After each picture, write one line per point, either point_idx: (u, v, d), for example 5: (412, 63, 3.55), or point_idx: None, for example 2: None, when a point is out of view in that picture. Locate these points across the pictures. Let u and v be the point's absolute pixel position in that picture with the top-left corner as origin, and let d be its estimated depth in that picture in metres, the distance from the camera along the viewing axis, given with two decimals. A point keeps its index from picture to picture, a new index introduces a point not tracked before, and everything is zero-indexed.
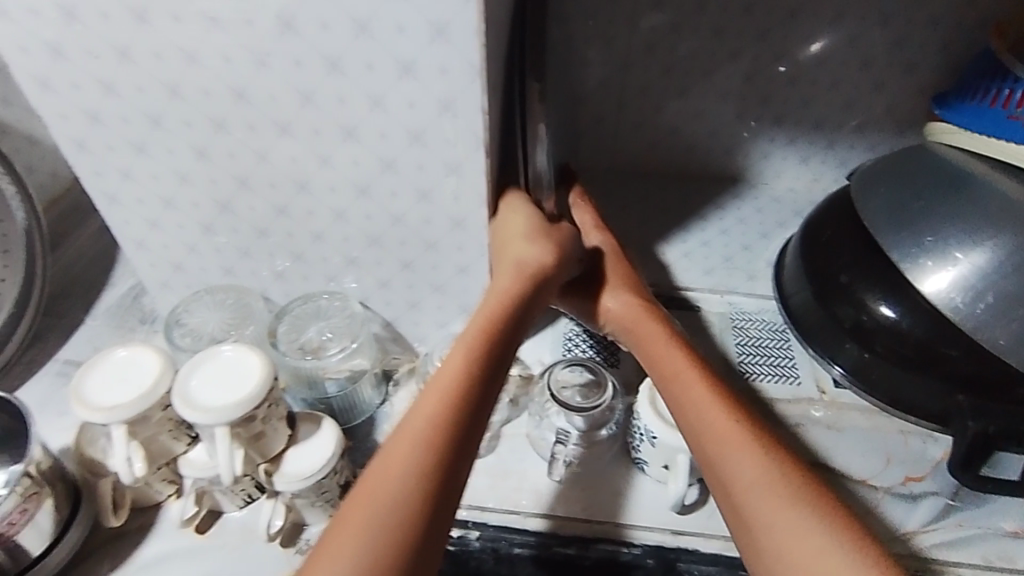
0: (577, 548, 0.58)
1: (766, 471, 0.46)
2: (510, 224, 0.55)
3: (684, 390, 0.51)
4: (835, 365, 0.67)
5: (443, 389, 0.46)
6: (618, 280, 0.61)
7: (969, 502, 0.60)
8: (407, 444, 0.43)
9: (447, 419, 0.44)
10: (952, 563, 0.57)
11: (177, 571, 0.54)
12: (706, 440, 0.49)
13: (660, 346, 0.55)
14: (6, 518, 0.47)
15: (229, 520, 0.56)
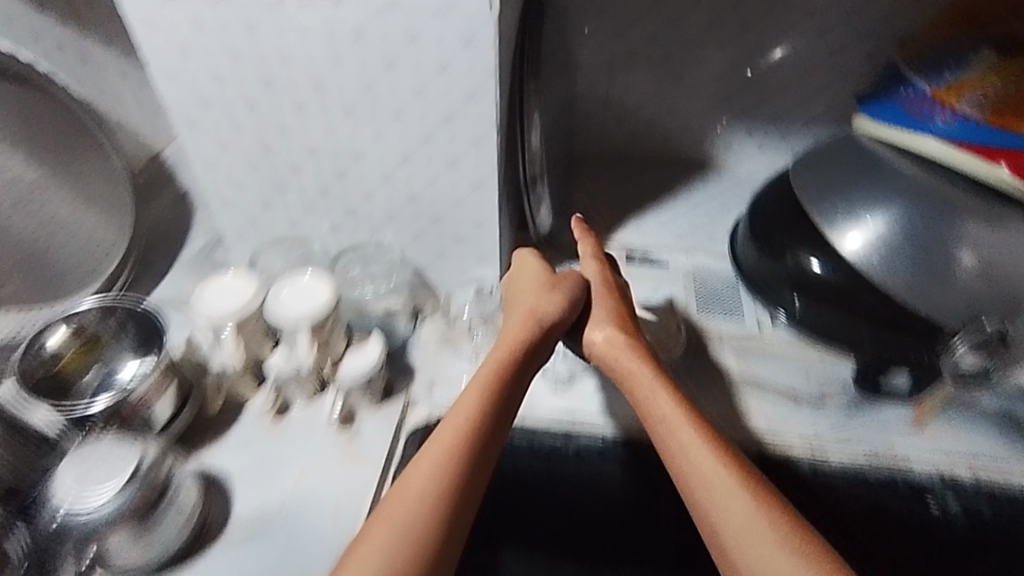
0: (563, 439, 0.75)
1: (736, 489, 0.52)
2: (518, 286, 0.73)
3: (668, 428, 0.58)
4: (779, 309, 0.84)
5: (461, 421, 0.56)
6: (603, 315, 0.70)
7: (867, 408, 0.76)
8: (424, 468, 0.53)
9: (462, 443, 0.55)
10: (843, 451, 0.72)
11: (257, 445, 0.70)
12: (682, 468, 0.55)
13: (647, 384, 0.62)
14: (151, 385, 0.64)
15: (295, 414, 0.72)
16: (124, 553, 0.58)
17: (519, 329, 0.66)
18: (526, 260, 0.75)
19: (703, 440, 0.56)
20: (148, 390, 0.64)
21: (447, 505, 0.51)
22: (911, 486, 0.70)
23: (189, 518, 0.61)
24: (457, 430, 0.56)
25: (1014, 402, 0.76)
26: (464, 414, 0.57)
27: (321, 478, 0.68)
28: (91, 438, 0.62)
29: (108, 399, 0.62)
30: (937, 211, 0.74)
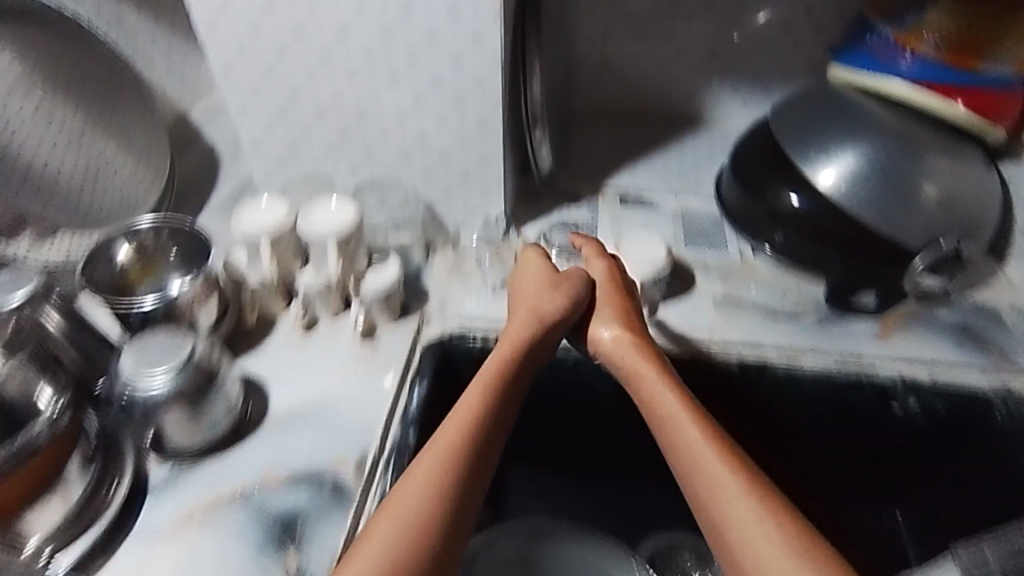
0: (563, 349, 0.82)
1: (742, 495, 0.54)
2: (521, 288, 0.75)
3: (677, 433, 0.60)
4: (765, 242, 0.90)
5: (462, 429, 0.59)
6: (609, 316, 0.72)
7: (834, 322, 0.83)
8: (426, 470, 0.56)
9: (463, 447, 0.58)
10: (813, 358, 0.79)
11: (287, 351, 0.79)
12: (690, 475, 0.57)
13: (654, 388, 0.64)
14: (197, 294, 0.72)
15: (322, 327, 0.81)
16: (177, 432, 0.67)
17: (521, 335, 0.69)
18: (529, 262, 0.77)
19: (709, 446, 0.58)
20: (195, 297, 0.72)
21: (449, 512, 0.54)
22: (877, 392, 0.78)
23: (233, 412, 0.70)
24: (461, 432, 0.59)
25: (968, 314, 0.83)
26: (467, 420, 0.60)
27: (348, 380, 0.76)
28: (150, 331, 0.67)
29: (154, 301, 0.70)
30: (896, 156, 0.82)
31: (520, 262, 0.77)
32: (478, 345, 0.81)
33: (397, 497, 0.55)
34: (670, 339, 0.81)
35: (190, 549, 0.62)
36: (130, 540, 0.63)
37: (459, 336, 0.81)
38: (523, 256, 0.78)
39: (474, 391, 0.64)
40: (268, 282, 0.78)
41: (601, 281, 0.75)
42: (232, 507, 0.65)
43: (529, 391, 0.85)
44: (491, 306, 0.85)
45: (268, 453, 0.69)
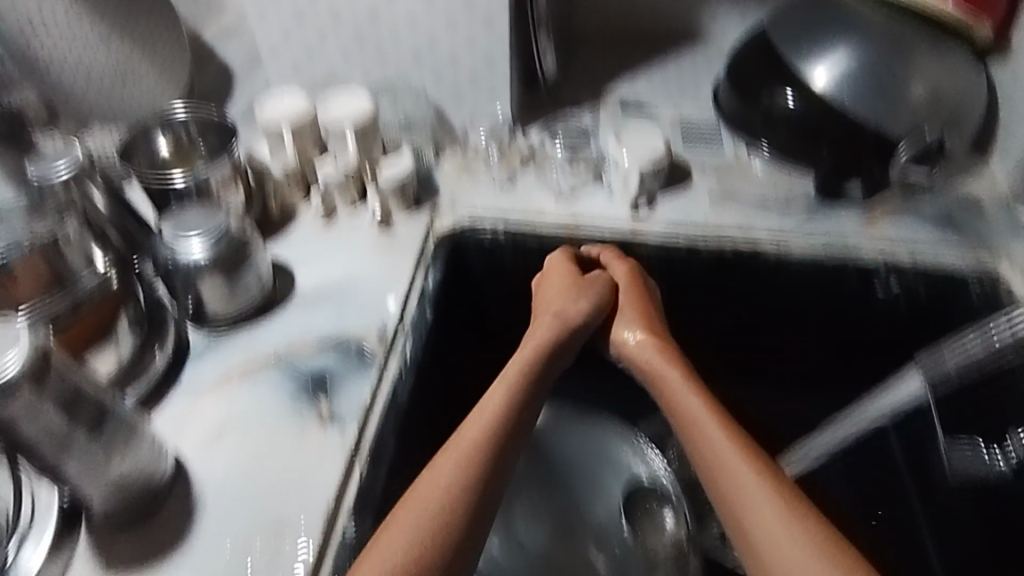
0: (567, 237, 0.86)
1: (761, 485, 0.58)
2: (544, 296, 0.79)
3: (701, 430, 0.63)
4: (764, 141, 0.92)
5: (487, 419, 0.63)
6: (632, 323, 0.75)
7: (822, 210, 0.88)
8: (453, 457, 0.59)
9: (490, 439, 0.61)
10: (802, 241, 0.84)
11: (309, 238, 0.84)
12: (712, 463, 0.61)
13: (677, 388, 0.68)
14: (224, 177, 0.77)
15: (342, 216, 0.86)
16: (216, 302, 0.73)
17: (546, 337, 0.72)
18: (554, 264, 0.80)
19: (730, 442, 0.61)
20: (221, 180, 0.77)
21: (472, 494, 0.57)
22: (859, 273, 0.83)
23: (262, 281, 0.76)
24: (488, 418, 0.63)
25: (950, 203, 0.87)
26: (493, 408, 0.64)
27: (367, 266, 0.81)
28: (188, 206, 0.72)
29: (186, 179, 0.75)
30: (889, 65, 0.83)
31: (547, 264, 0.81)
32: (486, 235, 0.87)
33: (424, 481, 0.58)
34: (665, 226, 0.86)
35: (231, 402, 0.68)
36: (176, 395, 0.69)
37: (470, 228, 0.87)
38: (550, 257, 0.82)
39: (500, 383, 0.67)
40: (290, 169, 0.84)
41: (623, 282, 0.79)
42: (267, 369, 0.71)
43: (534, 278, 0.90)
44: (498, 199, 0.90)
45: (297, 326, 0.75)
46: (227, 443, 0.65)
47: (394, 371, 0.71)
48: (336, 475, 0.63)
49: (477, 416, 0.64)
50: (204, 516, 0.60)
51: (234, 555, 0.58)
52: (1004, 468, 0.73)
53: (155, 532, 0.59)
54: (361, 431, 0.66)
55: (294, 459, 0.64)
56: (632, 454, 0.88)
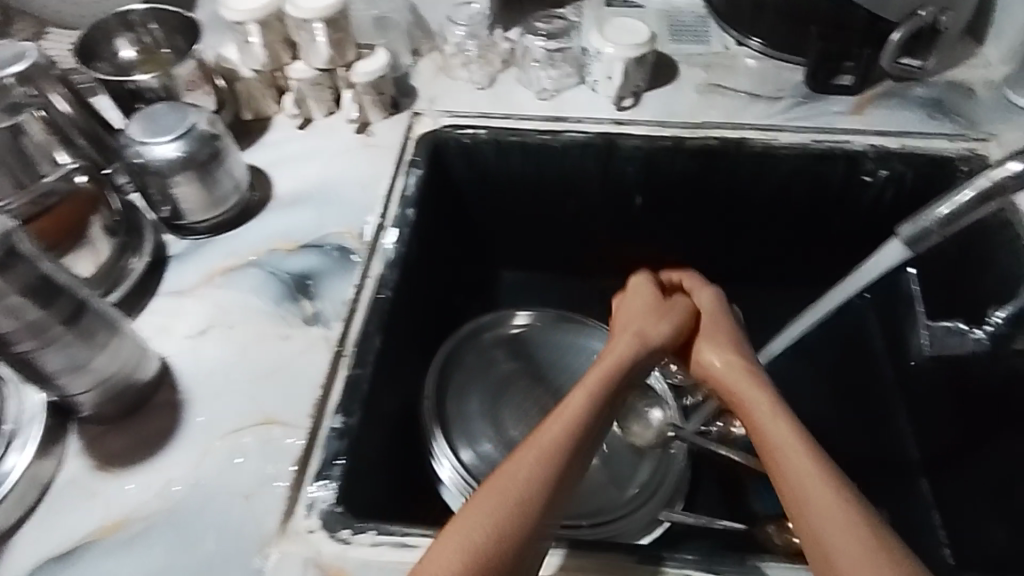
0: (550, 136, 0.84)
1: (860, 544, 0.46)
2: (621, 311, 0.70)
3: (787, 467, 0.52)
4: (754, 37, 0.90)
5: (559, 453, 0.54)
6: (720, 340, 0.66)
7: (811, 99, 0.86)
8: (489, 499, 0.50)
9: (540, 481, 0.52)
10: (789, 132, 0.82)
11: (288, 144, 0.82)
12: (800, 512, 0.49)
13: (767, 415, 0.57)
14: (191, 76, 0.74)
15: (319, 121, 0.84)
16: (194, 208, 0.71)
17: (625, 355, 0.63)
18: (638, 286, 0.71)
19: (827, 487, 0.49)
20: (188, 78, 0.74)
21: (505, 547, 0.49)
22: (847, 161, 0.81)
23: (241, 191, 0.74)
24: (555, 441, 0.54)
25: (940, 90, 0.85)
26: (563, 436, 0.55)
27: (347, 168, 0.80)
28: (157, 104, 0.70)
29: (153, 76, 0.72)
30: None
31: (628, 283, 0.73)
32: (468, 138, 0.84)
33: (479, 493, 0.51)
34: (649, 123, 0.84)
35: (213, 299, 0.68)
36: (159, 297, 0.69)
37: (451, 129, 0.84)
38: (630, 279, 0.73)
39: (563, 410, 0.57)
40: (261, 69, 0.81)
41: (708, 307, 0.70)
42: (250, 267, 0.70)
43: (518, 180, 0.89)
44: (478, 101, 0.87)
45: (276, 226, 0.74)
46: (213, 337, 0.65)
47: (378, 269, 0.71)
48: (321, 367, 0.63)
49: (539, 438, 0.55)
50: (192, 406, 0.61)
51: (225, 443, 0.59)
52: (981, 340, 0.68)
53: (142, 428, 0.60)
54: (346, 327, 0.66)
55: (279, 352, 0.64)
56: None
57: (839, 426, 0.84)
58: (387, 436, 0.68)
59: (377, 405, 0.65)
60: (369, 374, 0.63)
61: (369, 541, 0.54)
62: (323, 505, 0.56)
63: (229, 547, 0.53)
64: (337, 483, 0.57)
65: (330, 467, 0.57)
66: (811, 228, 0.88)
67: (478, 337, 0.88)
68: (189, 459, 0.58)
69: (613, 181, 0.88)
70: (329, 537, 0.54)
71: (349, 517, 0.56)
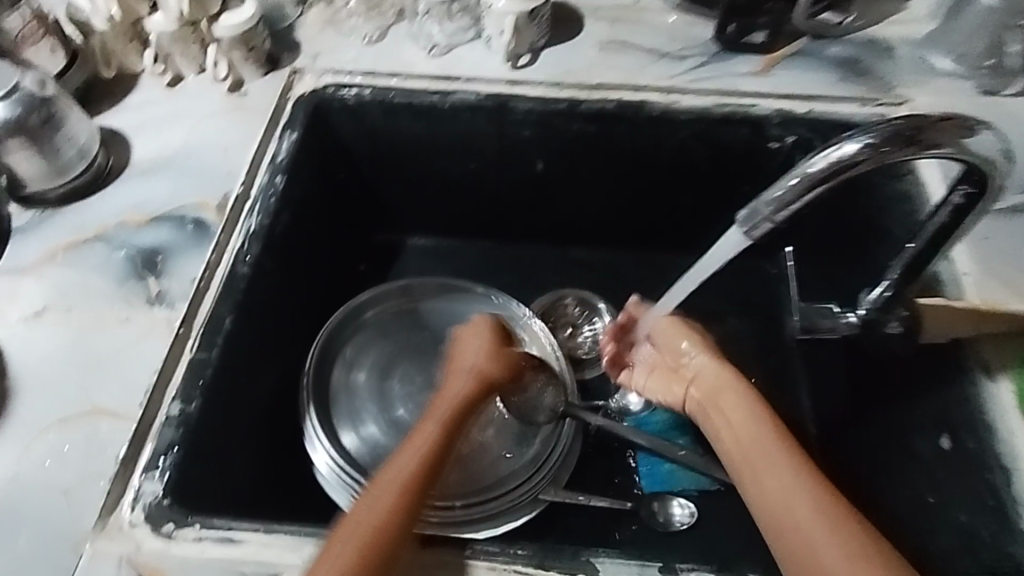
0: (439, 96, 0.77)
1: (838, 544, 0.46)
2: (468, 333, 0.70)
3: (758, 464, 0.52)
4: None
5: (423, 466, 0.55)
6: (679, 352, 0.67)
7: (721, 58, 0.79)
8: (377, 494, 0.52)
9: (411, 480, 0.53)
10: (692, 93, 0.76)
11: (154, 105, 0.76)
12: (769, 507, 0.50)
13: (739, 414, 0.57)
14: (22, 29, 0.70)
15: (190, 80, 0.78)
16: (32, 177, 0.67)
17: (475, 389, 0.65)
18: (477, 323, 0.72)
19: (800, 480, 0.50)
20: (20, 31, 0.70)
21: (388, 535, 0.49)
22: (751, 125, 0.75)
23: (88, 159, 0.69)
24: (422, 458, 0.55)
25: (859, 48, 0.80)
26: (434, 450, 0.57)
27: (215, 131, 0.74)
28: None
29: None
30: None
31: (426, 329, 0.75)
32: (352, 98, 0.77)
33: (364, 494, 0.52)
34: (545, 84, 0.77)
35: (54, 278, 0.65)
36: None
37: (332, 89, 0.77)
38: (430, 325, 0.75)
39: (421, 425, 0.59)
40: (114, 22, 0.73)
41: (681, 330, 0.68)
42: (96, 242, 0.67)
43: (409, 147, 0.81)
44: (364, 59, 0.80)
45: (129, 196, 0.70)
46: (50, 320, 0.62)
47: (237, 243, 0.66)
48: (160, 351, 0.60)
49: (406, 456, 0.56)
50: (20, 395, 0.59)
51: (55, 434, 0.56)
52: (853, 322, 0.63)
53: None
54: (192, 308, 0.62)
55: (118, 336, 0.61)
56: (513, 322, 0.83)
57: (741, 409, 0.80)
58: (242, 426, 0.63)
59: (230, 386, 0.62)
60: (215, 358, 0.60)
61: (192, 536, 0.52)
62: (149, 498, 0.53)
63: (44, 547, 0.52)
64: (166, 473, 0.54)
65: (162, 457, 0.55)
66: (724, 202, 0.82)
67: (362, 314, 0.80)
68: (15, 450, 0.56)
69: (511, 150, 0.80)
70: (153, 533, 0.52)
71: (176, 510, 0.53)
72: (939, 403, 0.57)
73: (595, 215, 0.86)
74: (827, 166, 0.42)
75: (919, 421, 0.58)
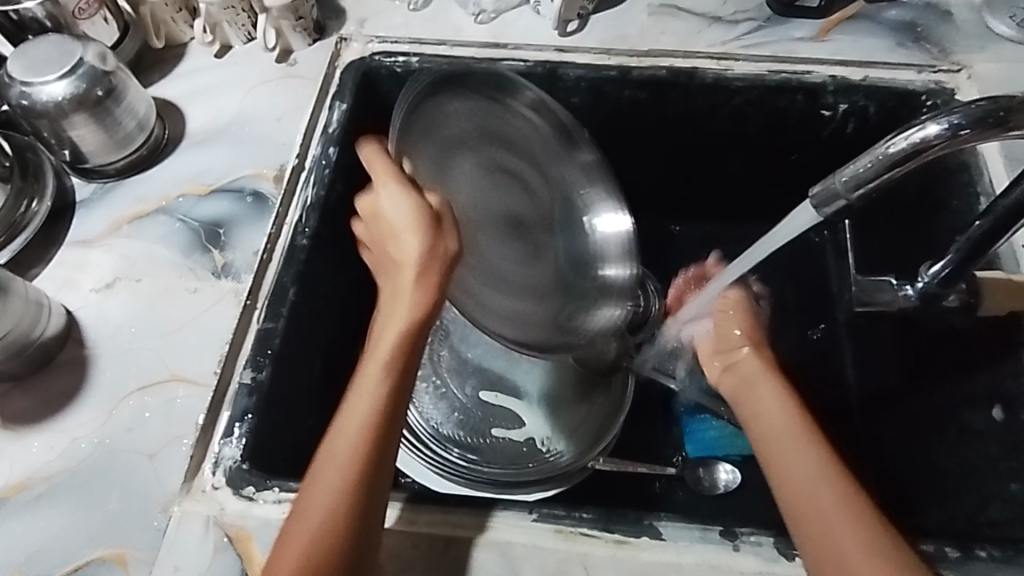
0: (487, 64, 0.76)
1: (853, 533, 0.47)
2: (386, 221, 0.52)
3: (785, 449, 0.53)
4: None
5: (353, 430, 0.49)
6: (733, 333, 0.65)
7: (775, 23, 0.77)
8: (331, 475, 0.47)
9: (359, 452, 0.48)
10: (745, 59, 0.75)
11: (205, 75, 0.77)
12: (789, 491, 0.51)
13: (772, 402, 0.58)
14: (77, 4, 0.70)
15: (238, 51, 0.78)
16: (95, 149, 0.68)
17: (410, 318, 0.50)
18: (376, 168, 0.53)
19: (825, 472, 0.51)
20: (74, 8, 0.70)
21: (338, 519, 0.46)
22: (806, 93, 0.73)
23: (147, 130, 0.70)
24: (360, 425, 0.49)
25: (919, 13, 0.77)
26: (372, 412, 0.49)
27: (267, 101, 0.75)
28: (45, 36, 0.66)
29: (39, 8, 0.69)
30: None
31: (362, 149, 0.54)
32: (400, 68, 0.76)
33: (318, 468, 0.48)
34: (595, 52, 0.76)
35: (120, 248, 0.67)
36: (67, 245, 0.67)
37: (379, 56, 0.76)
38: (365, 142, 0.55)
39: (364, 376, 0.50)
40: None
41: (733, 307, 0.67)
42: (159, 214, 0.68)
43: None
44: (411, 25, 0.79)
45: (187, 166, 0.71)
46: (120, 291, 0.64)
47: (296, 215, 0.67)
48: (229, 321, 0.62)
49: (346, 422, 0.49)
50: (96, 363, 0.61)
51: (133, 401, 0.59)
52: (910, 297, 0.63)
53: (51, 381, 0.60)
54: (255, 279, 0.64)
55: (187, 306, 0.63)
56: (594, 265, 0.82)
57: (795, 364, 0.79)
58: (307, 394, 0.65)
59: (295, 356, 0.63)
60: (281, 329, 0.61)
61: (273, 498, 0.54)
62: (229, 462, 0.55)
63: (133, 506, 0.55)
64: (243, 439, 0.56)
65: (237, 425, 0.57)
66: (773, 169, 0.81)
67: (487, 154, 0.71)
68: (98, 416, 0.59)
69: None
70: (234, 495, 0.54)
71: (254, 475, 0.55)
72: (995, 378, 0.60)
73: (641, 182, 0.86)
74: (906, 149, 0.42)
75: (973, 396, 0.61)
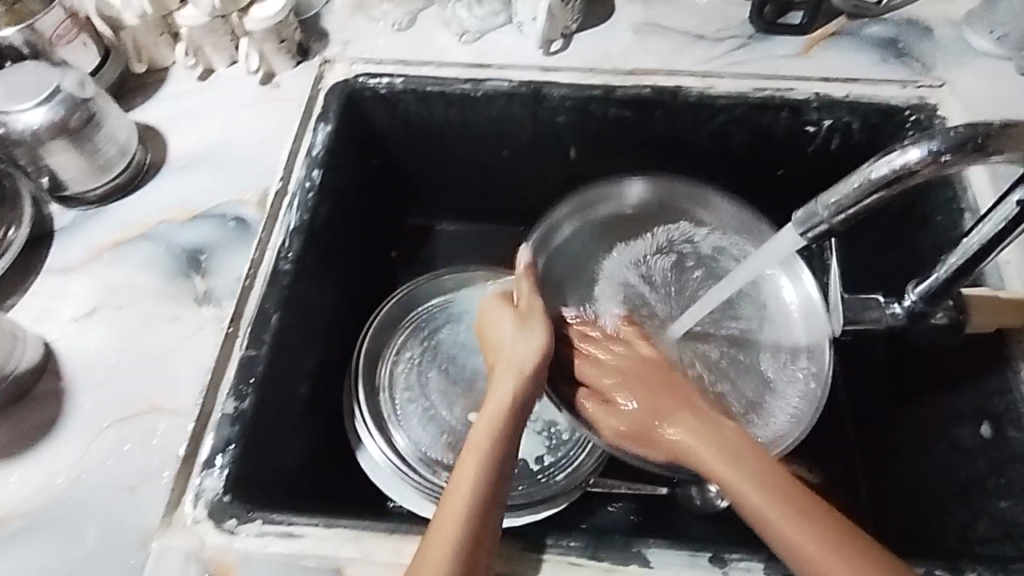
0: (472, 85, 0.76)
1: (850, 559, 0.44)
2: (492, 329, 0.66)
3: (738, 481, 0.50)
4: None
5: (462, 506, 0.49)
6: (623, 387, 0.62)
7: (758, 41, 0.78)
8: (443, 548, 0.46)
9: (468, 523, 0.48)
10: (729, 76, 0.75)
11: (188, 98, 0.76)
12: (769, 525, 0.47)
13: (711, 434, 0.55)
14: (57, 30, 0.69)
15: (221, 74, 0.78)
16: (75, 176, 0.67)
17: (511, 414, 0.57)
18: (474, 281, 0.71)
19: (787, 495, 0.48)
20: (52, 34, 0.69)
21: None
22: (791, 110, 0.73)
23: (129, 156, 0.69)
24: (471, 503, 0.49)
25: (901, 29, 0.78)
26: (477, 489, 0.50)
27: (251, 124, 0.74)
28: (24, 64, 0.66)
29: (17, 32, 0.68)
30: None
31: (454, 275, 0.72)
32: (384, 89, 0.76)
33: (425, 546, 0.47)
34: (579, 71, 0.76)
35: (101, 275, 0.66)
36: (47, 273, 0.66)
37: (364, 78, 0.76)
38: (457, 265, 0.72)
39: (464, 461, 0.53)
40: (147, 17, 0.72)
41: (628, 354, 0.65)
42: (141, 240, 0.68)
43: (441, 136, 0.80)
44: (395, 47, 0.79)
45: (170, 191, 0.70)
46: (101, 319, 0.64)
47: (279, 240, 0.66)
48: (212, 348, 0.61)
49: (453, 502, 0.50)
50: (76, 394, 0.60)
51: (113, 432, 0.58)
52: (898, 314, 0.59)
53: (29, 412, 0.59)
54: (238, 305, 0.63)
55: (169, 334, 0.62)
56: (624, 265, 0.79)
57: None
58: (291, 421, 0.64)
59: (279, 382, 0.62)
60: (264, 355, 0.60)
61: (254, 531, 0.53)
62: (210, 494, 0.54)
63: (111, 541, 0.54)
64: (225, 470, 0.55)
65: (219, 455, 0.56)
66: (759, 185, 0.81)
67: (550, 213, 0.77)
68: (77, 448, 0.58)
69: (545, 136, 0.79)
70: (215, 528, 0.53)
71: (236, 506, 0.54)
72: (982, 395, 0.59)
73: None
74: (888, 175, 0.42)
75: (961, 412, 0.60)
